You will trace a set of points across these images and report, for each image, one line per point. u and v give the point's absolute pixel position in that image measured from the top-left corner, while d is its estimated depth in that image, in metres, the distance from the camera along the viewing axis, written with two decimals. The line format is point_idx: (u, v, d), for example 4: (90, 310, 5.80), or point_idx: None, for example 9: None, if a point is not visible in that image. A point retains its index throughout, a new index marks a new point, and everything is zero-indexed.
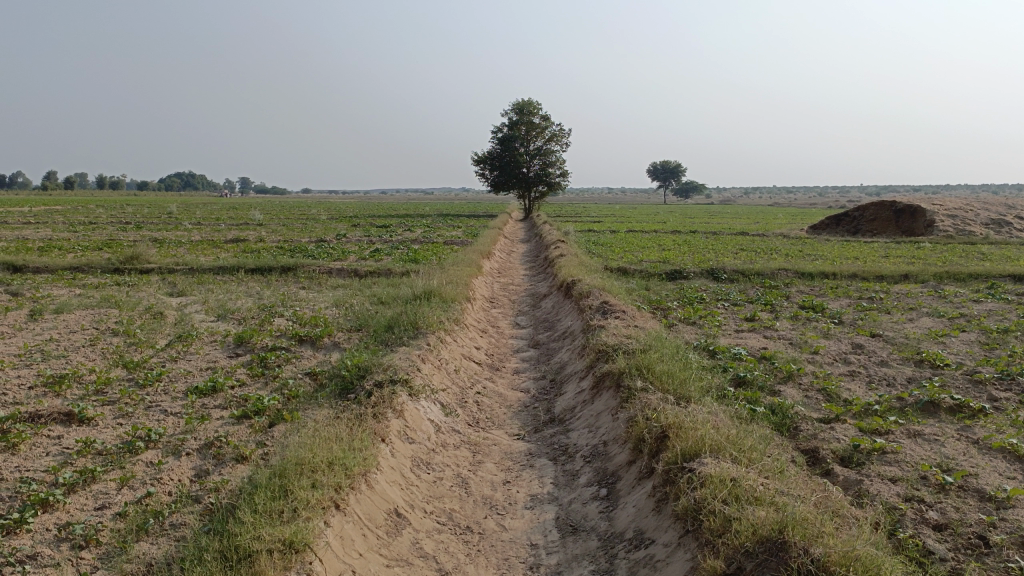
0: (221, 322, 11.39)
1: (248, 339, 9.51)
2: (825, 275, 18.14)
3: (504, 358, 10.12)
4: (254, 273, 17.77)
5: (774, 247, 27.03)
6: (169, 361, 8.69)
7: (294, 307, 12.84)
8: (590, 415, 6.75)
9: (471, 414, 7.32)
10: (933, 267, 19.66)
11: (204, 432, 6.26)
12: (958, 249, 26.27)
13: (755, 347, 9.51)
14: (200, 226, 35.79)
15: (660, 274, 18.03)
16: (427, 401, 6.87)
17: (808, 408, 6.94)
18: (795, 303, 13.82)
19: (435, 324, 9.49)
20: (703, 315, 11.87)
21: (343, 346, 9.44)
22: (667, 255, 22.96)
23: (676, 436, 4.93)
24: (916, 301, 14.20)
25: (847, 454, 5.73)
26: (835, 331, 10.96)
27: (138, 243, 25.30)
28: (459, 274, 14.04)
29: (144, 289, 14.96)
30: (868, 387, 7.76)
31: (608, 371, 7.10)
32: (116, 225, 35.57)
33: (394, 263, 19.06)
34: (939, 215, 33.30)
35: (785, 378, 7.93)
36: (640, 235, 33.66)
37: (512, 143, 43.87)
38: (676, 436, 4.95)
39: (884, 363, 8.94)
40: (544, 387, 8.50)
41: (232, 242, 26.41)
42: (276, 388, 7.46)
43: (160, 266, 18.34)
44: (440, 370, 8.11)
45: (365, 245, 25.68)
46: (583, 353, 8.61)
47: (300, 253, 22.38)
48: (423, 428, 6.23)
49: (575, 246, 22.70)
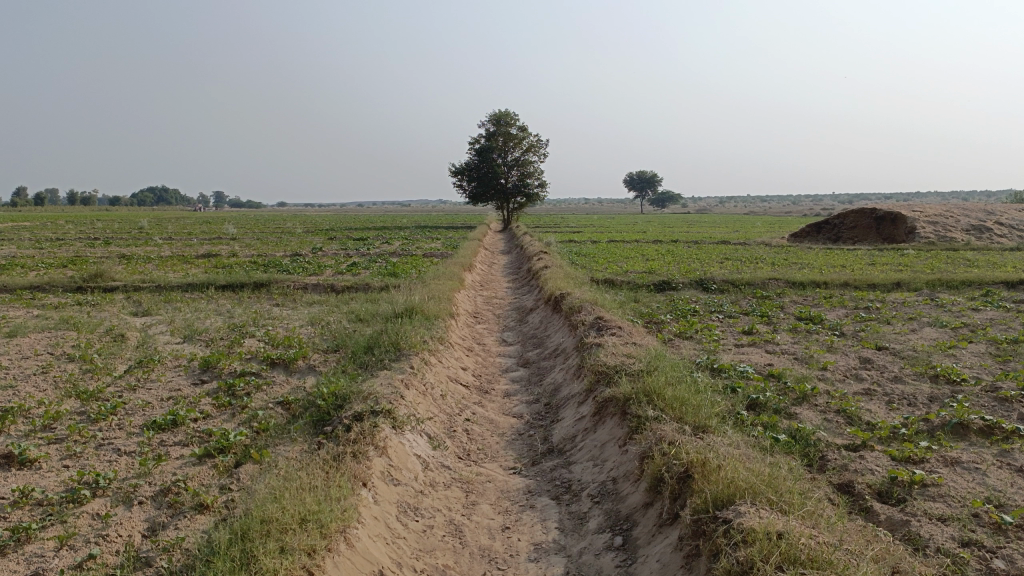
0: (187, 344, 10.61)
1: (215, 364, 8.75)
2: (816, 285, 17.67)
3: (493, 379, 9.45)
4: (225, 290, 16.95)
5: (759, 255, 26.63)
6: (127, 391, 7.91)
7: (267, 326, 12.08)
8: (593, 446, 6.10)
9: (460, 446, 6.63)
10: (923, 275, 19.31)
11: (160, 476, 5.52)
12: (943, 255, 26.04)
13: (760, 363, 8.93)
14: (172, 241, 34.83)
15: (647, 285, 17.48)
16: (413, 435, 6.18)
17: (831, 433, 6.36)
18: (791, 314, 13.31)
19: (419, 343, 8.79)
20: (699, 329, 11.28)
21: (319, 370, 8.72)
22: (652, 265, 22.44)
23: (703, 478, 4.30)
24: (915, 311, 13.75)
25: (886, 489, 5.13)
26: (840, 344, 10.43)
27: (104, 259, 24.34)
28: (441, 288, 13.36)
29: (107, 309, 14.11)
30: (890, 408, 7.19)
31: (611, 396, 6.47)
32: (83, 241, 34.57)
33: (372, 278, 18.36)
34: (920, 222, 33.18)
35: (799, 399, 7.33)
36: (622, 244, 33.23)
37: (489, 154, 43.26)
38: (702, 477, 4.32)
39: (898, 380, 8.39)
40: (537, 411, 7.84)
41: (203, 257, 25.52)
42: (244, 420, 6.72)
43: (126, 284, 17.45)
44: (426, 396, 7.42)
45: (342, 259, 24.93)
46: (579, 374, 7.98)
47: (274, 268, 21.61)
48: (409, 466, 5.55)
49: (558, 257, 22.15)
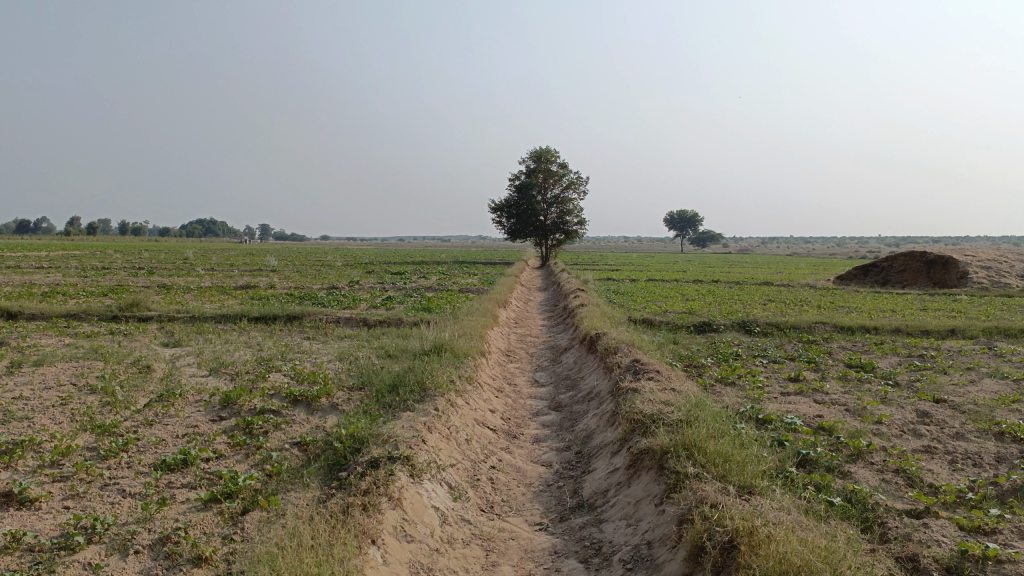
0: (211, 378, 10.37)
1: (235, 400, 8.45)
2: (865, 330, 16.92)
3: (523, 423, 8.99)
4: (257, 322, 16.82)
5: (803, 298, 25.83)
6: (143, 426, 7.64)
7: (294, 360, 11.82)
8: (626, 503, 5.62)
9: (483, 498, 6.18)
10: (979, 322, 18.43)
11: (160, 522, 5.18)
12: (998, 302, 24.95)
13: (809, 414, 8.34)
14: (212, 272, 35.20)
15: (687, 326, 16.91)
16: (432, 484, 5.75)
17: (889, 497, 5.77)
18: (840, 361, 12.64)
19: (445, 383, 8.39)
20: (742, 375, 10.71)
21: (341, 409, 8.37)
22: (692, 306, 21.83)
23: (750, 552, 3.81)
24: (973, 360, 12.96)
25: (956, 565, 4.54)
26: (894, 396, 9.77)
27: (145, 289, 24.52)
28: (473, 325, 12.99)
29: (138, 339, 14.02)
30: (954, 469, 6.56)
31: (647, 448, 5.99)
32: (127, 270, 35.20)
33: (405, 312, 18.10)
34: (972, 266, 32.01)
35: (853, 457, 6.75)
36: (661, 283, 32.65)
37: (528, 191, 43.14)
38: (748, 552, 3.83)
39: (960, 437, 7.74)
40: (568, 460, 7.36)
41: (241, 288, 25.65)
42: (256, 462, 6.37)
43: (161, 314, 17.44)
44: (449, 441, 7.00)
45: (377, 293, 24.79)
46: (614, 422, 7.50)
47: (309, 301, 21.53)
48: (425, 520, 5.12)
49: (595, 295, 21.71)
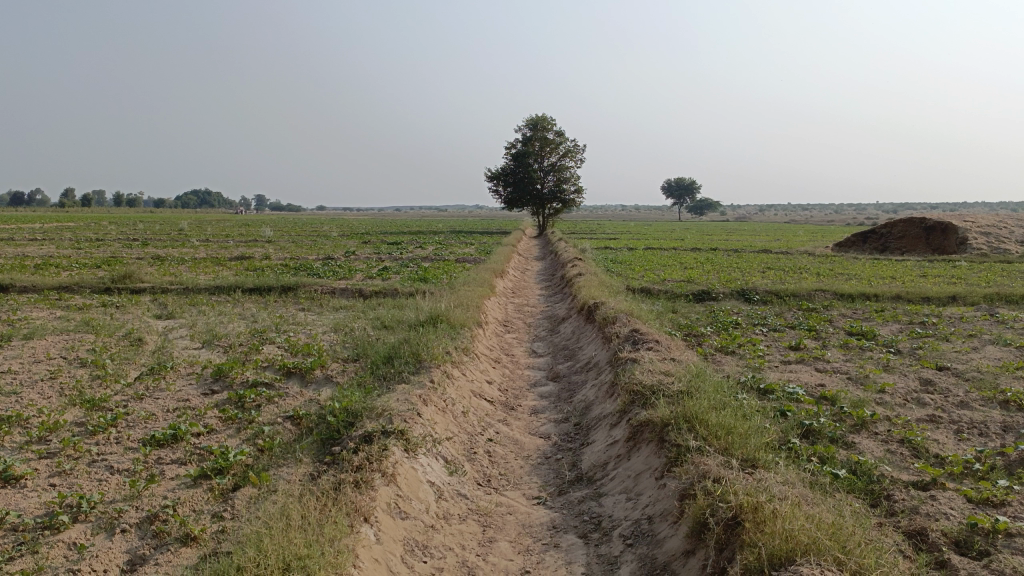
0: (204, 350, 10.21)
1: (227, 372, 8.29)
2: (865, 297, 16.78)
3: (520, 394, 8.86)
4: (251, 293, 16.63)
5: (802, 265, 25.69)
6: (133, 400, 7.49)
7: (288, 332, 11.65)
8: (626, 476, 5.49)
9: (480, 471, 6.05)
10: (979, 289, 18.29)
11: (148, 500, 5.04)
12: (998, 268, 24.80)
13: (811, 383, 8.22)
14: (207, 243, 34.87)
15: (686, 295, 16.76)
16: (427, 459, 5.61)
17: (895, 468, 5.65)
18: (841, 329, 12.51)
19: (441, 355, 8.23)
20: (742, 343, 10.57)
21: (336, 382, 8.22)
22: (690, 274, 21.67)
23: (760, 534, 3.67)
24: (975, 327, 12.84)
25: (965, 539, 4.43)
26: (897, 364, 9.64)
27: (138, 261, 24.28)
28: (469, 295, 12.82)
29: (130, 312, 13.84)
30: (959, 439, 6.44)
31: (648, 420, 5.85)
32: (121, 241, 34.86)
33: (401, 282, 17.92)
34: (971, 232, 31.83)
35: (857, 427, 6.63)
36: (659, 252, 32.47)
37: (525, 159, 42.72)
38: (757, 533, 3.69)
39: (965, 405, 7.62)
40: (567, 432, 7.24)
41: (235, 259, 25.41)
42: (248, 437, 6.23)
43: (154, 285, 17.24)
44: (445, 414, 6.86)
45: (374, 264, 24.60)
46: (613, 393, 7.36)
47: (304, 272, 21.33)
48: (420, 496, 4.98)
49: (593, 264, 21.54)
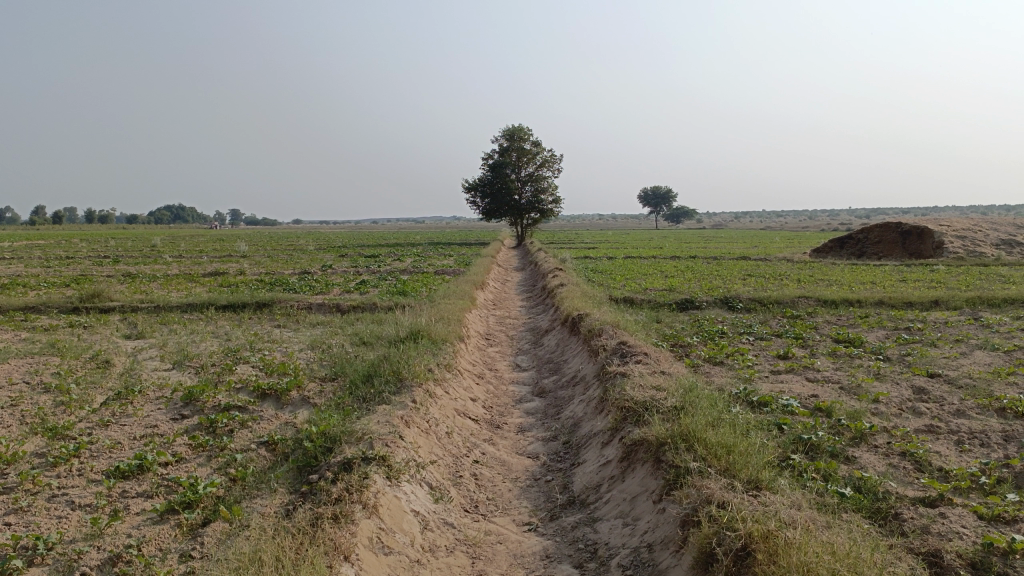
0: (175, 371, 9.80)
1: (198, 396, 7.91)
2: (848, 304, 16.67)
3: (506, 411, 8.56)
4: (225, 310, 16.19)
5: (782, 272, 25.65)
6: (98, 428, 7.09)
7: (263, 350, 11.26)
8: (621, 499, 5.22)
9: (467, 497, 5.75)
10: (961, 293, 18.27)
11: (110, 539, 4.67)
12: (975, 272, 24.92)
13: (804, 394, 8.01)
14: (180, 259, 34.28)
15: (669, 304, 16.56)
16: (411, 486, 5.29)
17: (900, 484, 5.42)
18: (827, 336, 12.35)
19: (423, 372, 7.91)
20: (730, 353, 10.36)
21: (313, 403, 7.87)
22: (672, 282, 21.50)
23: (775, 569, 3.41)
24: (960, 332, 12.75)
25: (982, 560, 4.19)
26: (887, 372, 9.47)
27: (108, 279, 23.68)
28: (450, 309, 12.51)
29: (99, 332, 13.37)
30: (961, 450, 6.24)
31: (641, 439, 5.59)
32: (92, 259, 34.21)
33: (380, 297, 17.56)
34: (947, 236, 32.07)
35: (855, 440, 6.41)
36: (638, 261, 32.32)
37: (502, 170, 42.54)
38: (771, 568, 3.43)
39: (962, 414, 7.44)
40: (555, 451, 6.95)
41: (209, 276, 24.89)
42: (219, 465, 5.87)
43: (124, 304, 16.74)
44: (429, 435, 6.54)
45: (351, 277, 24.22)
46: (602, 409, 7.10)
47: (279, 287, 20.90)
48: (404, 528, 4.67)
49: (573, 274, 21.31)
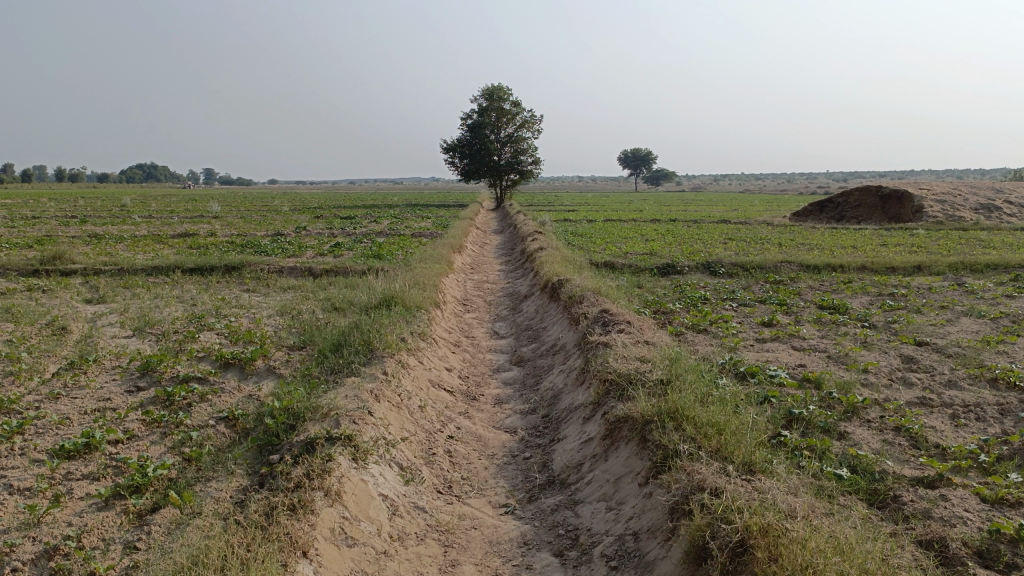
0: (135, 339, 9.31)
1: (155, 366, 7.45)
2: (831, 269, 16.43)
3: (482, 382, 8.21)
4: (193, 274, 15.60)
5: (763, 236, 25.41)
6: (46, 401, 6.62)
7: (230, 317, 10.78)
8: (604, 480, 4.90)
9: (440, 477, 5.40)
10: (942, 258, 18.06)
11: (47, 529, 4.26)
12: (956, 236, 24.85)
13: (792, 364, 7.73)
14: (150, 220, 33.37)
15: (650, 269, 16.22)
16: (380, 467, 4.93)
17: (896, 463, 5.15)
18: (812, 302, 12.09)
19: (395, 342, 7.50)
20: (714, 321, 10.06)
21: (278, 374, 7.46)
22: (653, 246, 21.14)
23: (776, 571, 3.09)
24: (946, 298, 12.55)
25: (990, 550, 3.92)
26: (875, 340, 9.22)
27: (73, 239, 22.87)
28: (425, 273, 12.06)
29: (58, 296, 12.76)
30: (957, 425, 5.99)
31: (625, 416, 5.26)
32: (58, 219, 33.21)
33: (354, 260, 17.05)
34: (927, 200, 31.96)
35: (848, 414, 6.13)
36: (619, 224, 31.91)
37: (481, 130, 41.79)
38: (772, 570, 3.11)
39: (954, 386, 7.20)
40: (534, 426, 6.62)
41: (178, 237, 24.19)
42: (173, 444, 5.46)
43: (87, 266, 16.09)
44: (400, 410, 6.17)
45: (325, 239, 23.61)
46: (583, 382, 6.76)
47: (251, 249, 20.28)
48: (371, 516, 4.31)
49: (553, 237, 20.90)
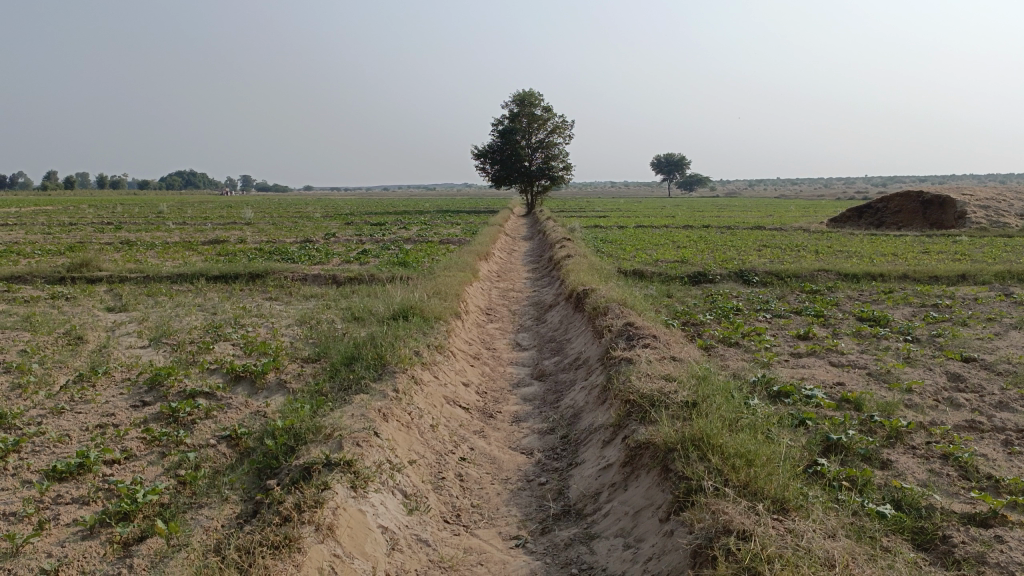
0: (150, 350, 9.14)
1: (163, 380, 7.23)
2: (870, 278, 15.81)
3: (501, 397, 7.88)
4: (217, 281, 15.52)
5: (798, 242, 24.74)
6: (50, 416, 6.42)
7: (247, 326, 10.58)
8: (622, 513, 4.53)
9: (448, 505, 5.07)
10: (988, 266, 17.31)
11: (25, 560, 4.01)
12: (1001, 243, 23.94)
13: (829, 382, 7.26)
14: (183, 226, 33.65)
15: (680, 277, 15.76)
16: (382, 495, 4.61)
17: (944, 497, 4.69)
18: (851, 314, 11.55)
19: (409, 356, 7.19)
20: (746, 333, 9.61)
21: (289, 389, 7.20)
22: (684, 253, 20.65)
23: None
24: (993, 310, 11.91)
25: None
26: (918, 355, 8.69)
27: (104, 246, 23.13)
28: (448, 282, 11.77)
29: (81, 305, 12.69)
30: (1010, 454, 5.49)
31: (647, 442, 4.88)
32: (95, 225, 33.66)
33: (379, 268, 16.86)
34: (970, 206, 30.92)
35: (890, 440, 5.67)
36: (650, 230, 31.40)
37: (512, 136, 41.56)
38: None
39: (1006, 408, 6.68)
40: (552, 448, 6.26)
41: (208, 244, 24.29)
42: (169, 466, 5.20)
43: (112, 274, 16.07)
44: (410, 430, 5.85)
45: (353, 246, 23.50)
46: (605, 402, 6.38)
47: (278, 256, 20.22)
48: (367, 552, 3.99)
49: (582, 244, 20.54)
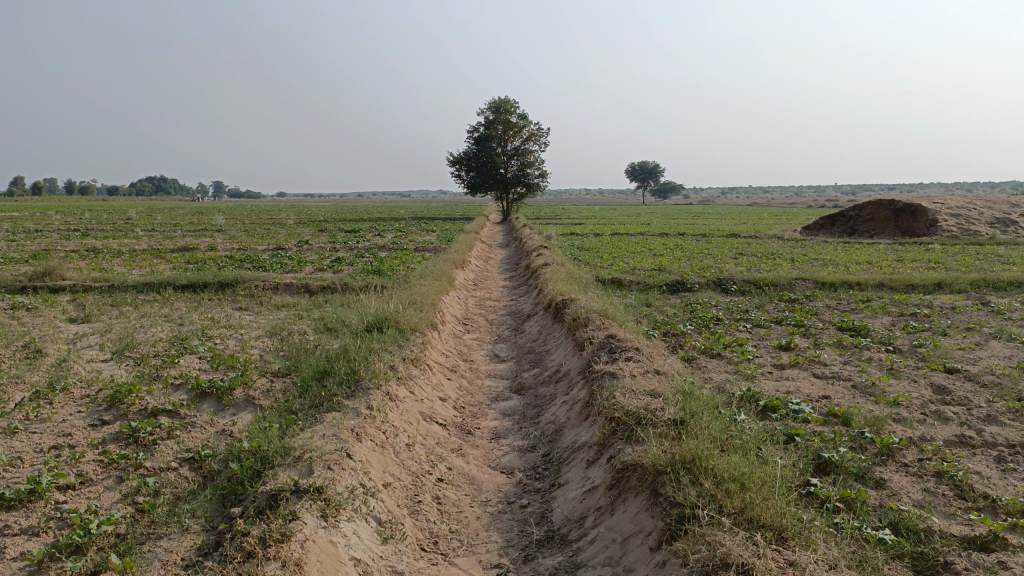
0: (112, 364, 8.75)
1: (124, 397, 6.87)
2: (847, 287, 15.78)
3: (479, 412, 7.62)
4: (185, 291, 15.07)
5: (774, 250, 24.76)
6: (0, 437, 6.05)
7: (216, 338, 10.21)
8: (609, 540, 4.30)
9: (425, 531, 4.80)
10: (962, 274, 17.36)
11: None
12: (973, 251, 24.15)
13: (816, 395, 7.09)
14: (152, 233, 32.95)
15: (658, 286, 15.61)
16: (355, 524, 4.34)
17: (941, 519, 4.52)
18: (831, 323, 11.45)
19: (383, 371, 6.90)
20: (729, 344, 9.45)
21: (257, 406, 6.88)
22: (661, 261, 20.55)
23: None
24: (971, 319, 11.88)
25: None
26: (902, 367, 8.57)
27: (69, 253, 22.48)
28: (423, 291, 11.50)
29: (42, 315, 12.22)
30: (1004, 470, 5.35)
31: (634, 463, 4.65)
32: (61, 233, 32.86)
33: (353, 276, 16.51)
34: (941, 214, 31.24)
35: (882, 457, 5.51)
36: (627, 238, 31.28)
37: (487, 143, 41.34)
38: None
39: (995, 421, 6.55)
40: (533, 467, 6.01)
41: (178, 251, 23.76)
42: (127, 493, 4.88)
43: (76, 283, 15.55)
44: (385, 451, 5.58)
45: (327, 254, 23.10)
46: (588, 419, 6.15)
47: (250, 264, 19.79)
48: None
49: (559, 252, 20.33)
